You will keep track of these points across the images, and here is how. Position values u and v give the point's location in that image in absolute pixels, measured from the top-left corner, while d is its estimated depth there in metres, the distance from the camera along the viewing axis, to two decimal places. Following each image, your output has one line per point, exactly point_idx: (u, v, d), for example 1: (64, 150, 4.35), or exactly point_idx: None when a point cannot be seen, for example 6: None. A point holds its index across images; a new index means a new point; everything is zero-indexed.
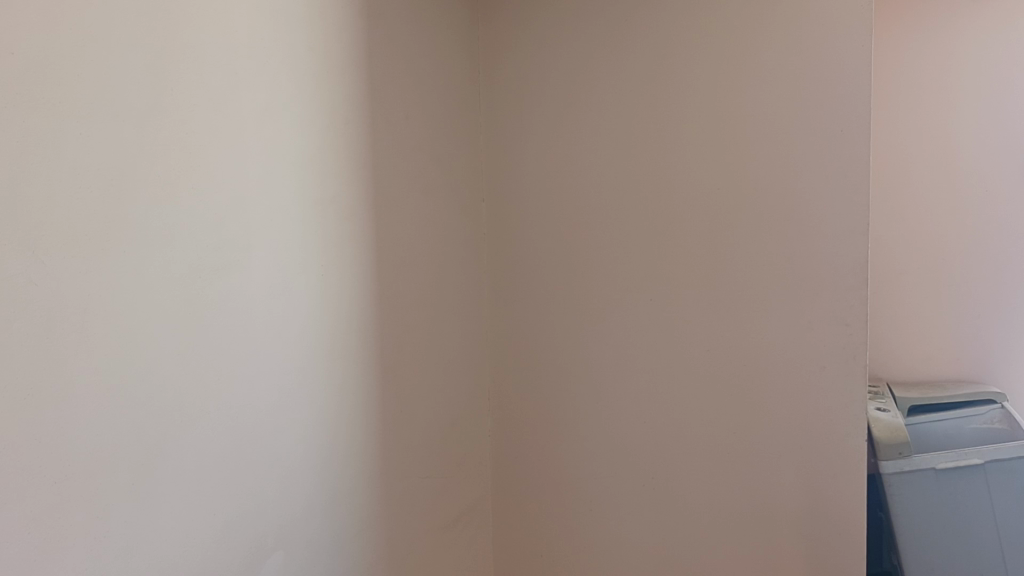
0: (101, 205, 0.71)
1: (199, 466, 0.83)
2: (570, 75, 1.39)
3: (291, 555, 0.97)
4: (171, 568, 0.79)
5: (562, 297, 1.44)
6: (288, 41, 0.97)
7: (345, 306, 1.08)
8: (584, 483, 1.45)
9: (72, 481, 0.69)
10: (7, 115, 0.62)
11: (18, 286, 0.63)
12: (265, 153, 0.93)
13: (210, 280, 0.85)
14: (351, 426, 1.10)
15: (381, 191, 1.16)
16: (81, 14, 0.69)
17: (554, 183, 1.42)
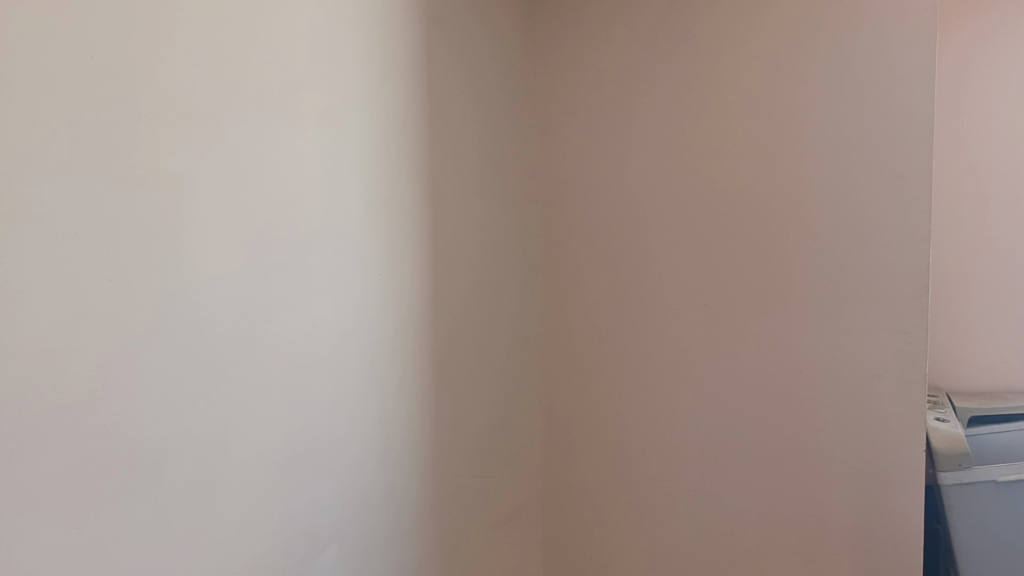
0: (170, 204, 0.74)
1: (259, 459, 0.85)
2: (627, 77, 1.39)
3: (345, 548, 0.98)
4: (231, 556, 0.81)
5: (614, 298, 1.44)
6: (350, 42, 0.98)
7: (402, 304, 1.10)
8: (635, 486, 1.45)
9: (140, 470, 0.71)
10: (84, 117, 0.65)
11: (90, 281, 0.66)
12: (327, 153, 0.95)
13: (272, 278, 0.87)
14: (405, 423, 1.11)
15: (438, 192, 1.18)
16: (154, 19, 0.72)
17: (609, 186, 1.43)
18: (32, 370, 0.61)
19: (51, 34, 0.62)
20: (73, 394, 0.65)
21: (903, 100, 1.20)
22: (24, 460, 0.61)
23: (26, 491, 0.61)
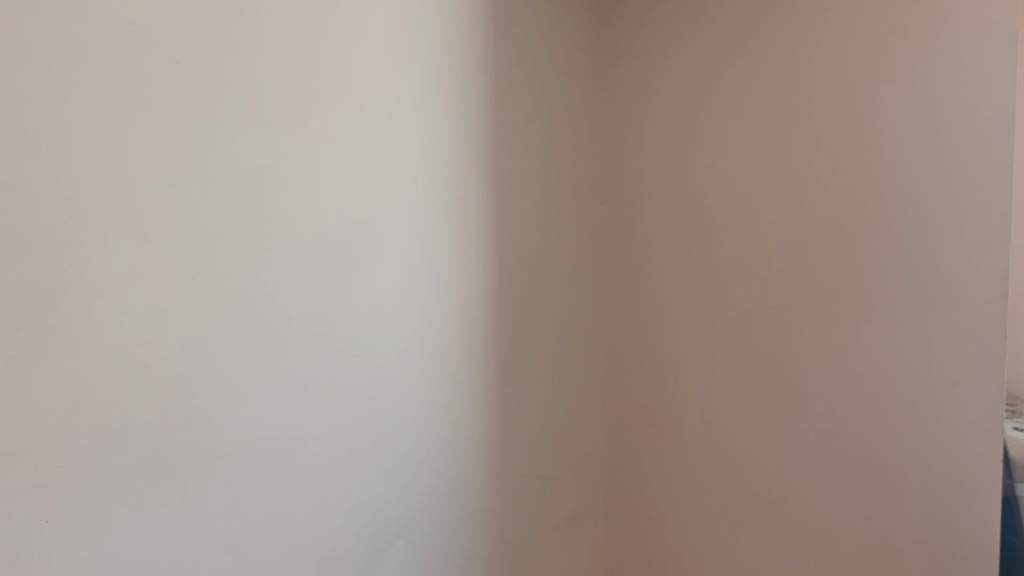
0: (248, 204, 0.76)
1: (331, 453, 0.87)
2: (696, 77, 1.38)
3: (411, 544, 1.00)
4: (303, 548, 0.83)
5: (679, 301, 1.42)
6: (420, 44, 1.00)
7: (468, 303, 1.11)
8: (699, 491, 1.43)
9: (219, 461, 0.74)
10: (169, 120, 0.68)
11: (174, 279, 0.69)
12: (397, 154, 0.96)
13: (343, 276, 0.88)
14: (471, 421, 1.12)
15: (504, 191, 1.18)
16: (235, 24, 0.74)
17: (675, 188, 1.41)
18: (117, 364, 0.65)
19: (138, 40, 0.66)
20: (155, 387, 0.68)
21: (982, 99, 1.17)
22: (107, 451, 0.64)
23: (109, 479, 0.65)
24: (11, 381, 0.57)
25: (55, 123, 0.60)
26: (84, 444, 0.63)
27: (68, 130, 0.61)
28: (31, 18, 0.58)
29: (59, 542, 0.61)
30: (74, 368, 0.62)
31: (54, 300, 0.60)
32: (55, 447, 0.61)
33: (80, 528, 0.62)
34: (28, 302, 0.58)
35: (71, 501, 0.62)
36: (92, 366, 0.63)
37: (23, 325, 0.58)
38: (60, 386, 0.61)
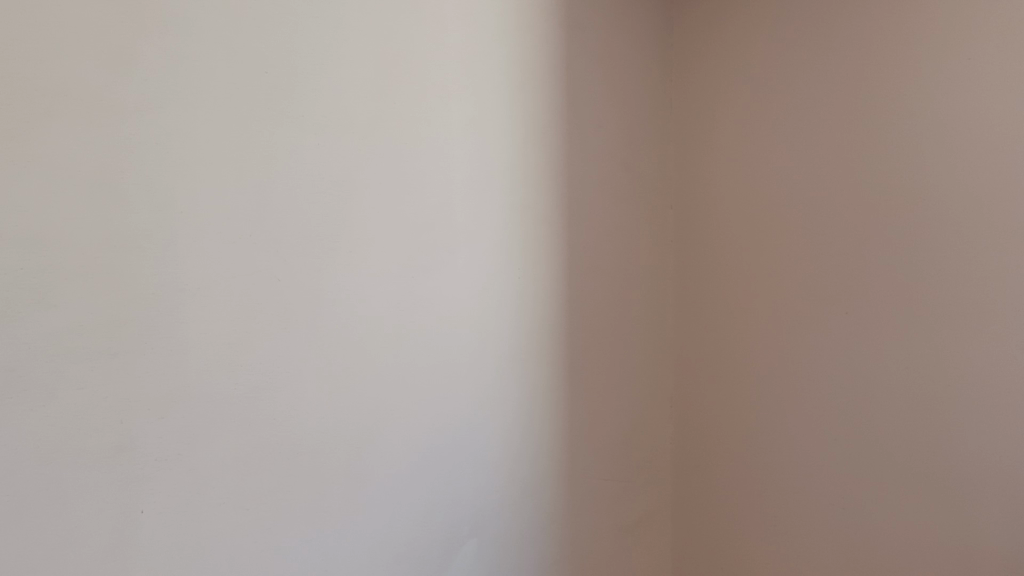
0: (331, 209, 0.79)
1: (406, 452, 0.89)
2: (768, 78, 1.36)
3: (481, 545, 1.01)
4: (379, 545, 0.85)
5: (751, 304, 1.40)
6: (494, 51, 1.02)
7: (539, 307, 1.12)
8: (770, 496, 1.40)
9: (301, 458, 0.77)
10: (260, 130, 0.72)
11: (261, 281, 0.72)
12: (473, 159, 0.98)
13: (420, 279, 0.90)
14: (540, 424, 1.13)
15: (575, 195, 1.18)
16: (320, 36, 0.78)
17: (746, 191, 1.39)
18: (208, 361, 0.69)
19: (230, 52, 0.70)
20: (244, 385, 0.71)
21: None
22: (199, 447, 0.68)
23: (200, 474, 0.68)
24: (109, 378, 0.62)
25: (151, 130, 0.64)
26: (177, 438, 0.67)
27: (164, 138, 0.65)
28: (131, 34, 0.63)
29: (154, 532, 0.65)
30: (169, 367, 0.66)
31: (151, 302, 0.64)
32: (151, 441, 0.65)
33: (173, 520, 0.66)
34: (126, 305, 0.63)
35: (165, 493, 0.66)
36: (185, 365, 0.67)
37: (121, 324, 0.63)
38: (156, 381, 0.65)
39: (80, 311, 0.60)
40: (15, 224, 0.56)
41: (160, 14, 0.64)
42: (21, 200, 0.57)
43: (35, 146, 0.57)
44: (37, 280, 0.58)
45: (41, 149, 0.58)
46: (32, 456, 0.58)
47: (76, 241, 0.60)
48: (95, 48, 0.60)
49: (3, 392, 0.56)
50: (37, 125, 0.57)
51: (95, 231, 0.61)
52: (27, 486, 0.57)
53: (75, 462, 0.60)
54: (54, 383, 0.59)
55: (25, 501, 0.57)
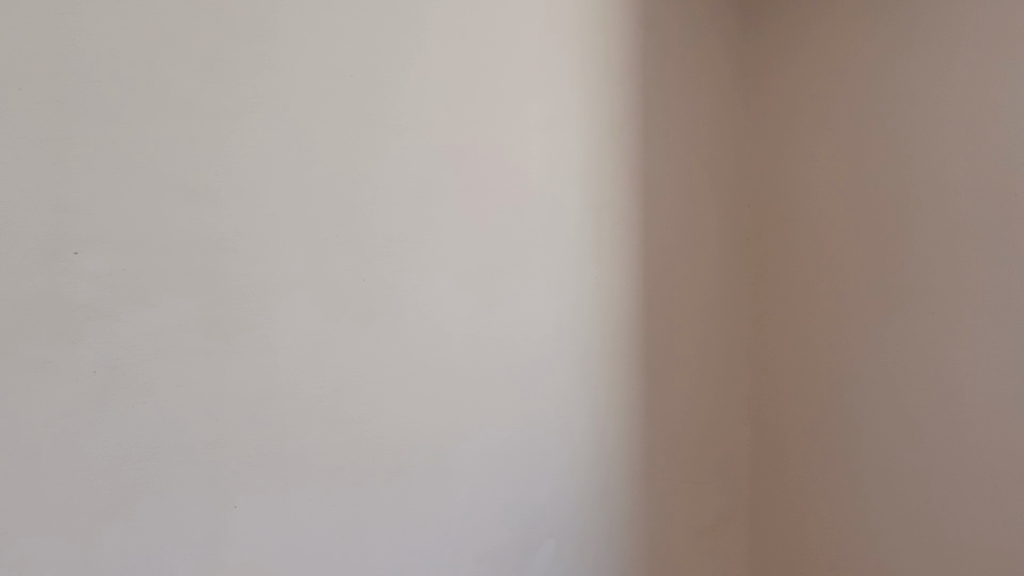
0: (412, 209, 0.80)
1: (485, 450, 0.89)
2: (847, 70, 1.31)
3: (560, 544, 1.02)
4: (459, 541, 0.86)
5: (832, 303, 1.35)
6: (568, 48, 1.01)
7: (614, 305, 1.11)
8: (850, 500, 1.36)
9: (385, 455, 0.78)
10: (343, 133, 0.73)
11: (347, 280, 0.74)
12: (548, 157, 0.98)
13: (498, 278, 0.90)
14: (617, 424, 1.12)
15: (653, 194, 1.17)
16: (400, 39, 0.78)
17: (826, 186, 1.35)
18: (298, 360, 0.70)
19: (315, 57, 0.71)
20: (331, 383, 0.73)
21: None
22: (289, 444, 0.70)
23: (289, 470, 0.70)
24: (204, 376, 0.64)
25: (242, 135, 0.66)
26: (268, 435, 0.68)
27: (255, 142, 0.66)
28: (224, 41, 0.64)
29: (246, 527, 0.67)
30: (260, 366, 0.67)
31: (245, 300, 0.66)
32: (244, 438, 0.67)
33: (265, 516, 0.68)
34: (221, 304, 0.65)
35: (257, 489, 0.68)
36: (275, 363, 0.69)
37: (217, 323, 0.64)
38: (247, 379, 0.67)
39: (178, 311, 0.62)
40: (119, 227, 0.59)
41: (247, 21, 0.66)
42: (124, 203, 0.59)
43: (136, 152, 0.59)
44: (138, 281, 0.60)
45: (142, 154, 0.60)
46: (134, 451, 0.60)
47: (174, 243, 0.62)
48: (189, 55, 0.62)
49: (107, 390, 0.58)
50: (138, 131, 0.59)
51: (193, 233, 0.63)
52: (129, 480, 0.60)
53: (173, 457, 0.62)
54: (154, 380, 0.61)
55: (127, 495, 0.60)
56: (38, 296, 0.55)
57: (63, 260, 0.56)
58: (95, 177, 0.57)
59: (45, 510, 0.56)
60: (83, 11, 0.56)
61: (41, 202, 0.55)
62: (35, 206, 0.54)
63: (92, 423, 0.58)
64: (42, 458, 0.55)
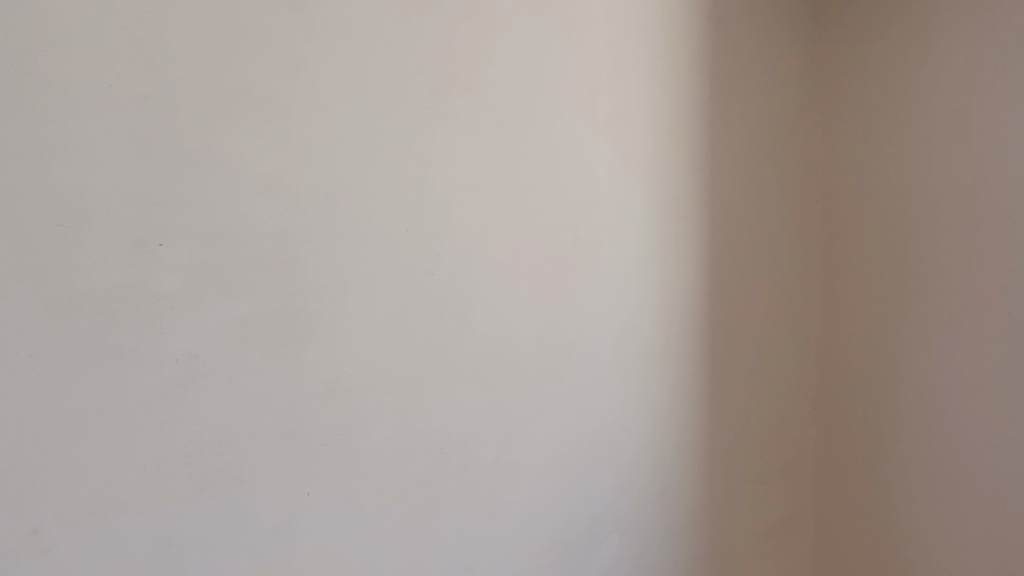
0: (479, 204, 0.81)
1: (551, 445, 0.90)
2: (921, 65, 1.28)
3: (622, 541, 1.02)
4: (523, 535, 0.87)
5: (903, 303, 1.32)
6: (637, 45, 1.01)
7: (680, 302, 1.10)
8: (920, 504, 1.32)
9: (453, 447, 0.79)
10: (413, 130, 0.74)
11: (416, 275, 0.75)
12: (615, 154, 0.98)
13: (565, 274, 0.91)
14: (681, 423, 1.12)
15: (720, 191, 1.16)
16: (471, 38, 0.79)
17: (898, 184, 1.32)
18: (370, 352, 0.72)
19: (388, 56, 0.72)
20: (401, 376, 0.74)
21: None
22: (360, 434, 0.71)
23: (359, 460, 0.72)
24: (281, 365, 0.66)
25: (319, 132, 0.67)
26: (341, 425, 0.70)
27: (332, 138, 0.68)
28: (303, 40, 0.66)
29: (319, 514, 0.69)
30: (333, 358, 0.69)
31: (319, 293, 0.68)
32: (318, 427, 0.68)
33: (337, 504, 0.70)
34: (297, 296, 0.66)
35: (329, 477, 0.69)
36: (348, 355, 0.70)
37: (293, 315, 0.66)
38: (321, 370, 0.68)
39: (257, 301, 0.64)
40: (201, 220, 0.60)
41: (325, 22, 0.67)
42: (207, 198, 0.61)
43: (218, 147, 0.61)
44: (219, 273, 0.62)
45: (224, 150, 0.62)
46: (215, 437, 0.62)
47: (254, 236, 0.64)
48: (269, 53, 0.64)
49: (189, 377, 0.60)
50: (221, 127, 0.61)
51: (271, 227, 0.64)
52: (210, 465, 0.62)
53: (250, 444, 0.64)
54: (234, 368, 0.63)
55: (206, 481, 0.62)
56: (125, 286, 0.57)
57: (147, 252, 0.58)
58: (179, 172, 0.59)
59: (130, 492, 0.58)
60: (171, 12, 0.58)
61: (130, 196, 0.57)
62: (122, 198, 0.57)
63: (175, 409, 0.60)
64: (127, 441, 0.57)
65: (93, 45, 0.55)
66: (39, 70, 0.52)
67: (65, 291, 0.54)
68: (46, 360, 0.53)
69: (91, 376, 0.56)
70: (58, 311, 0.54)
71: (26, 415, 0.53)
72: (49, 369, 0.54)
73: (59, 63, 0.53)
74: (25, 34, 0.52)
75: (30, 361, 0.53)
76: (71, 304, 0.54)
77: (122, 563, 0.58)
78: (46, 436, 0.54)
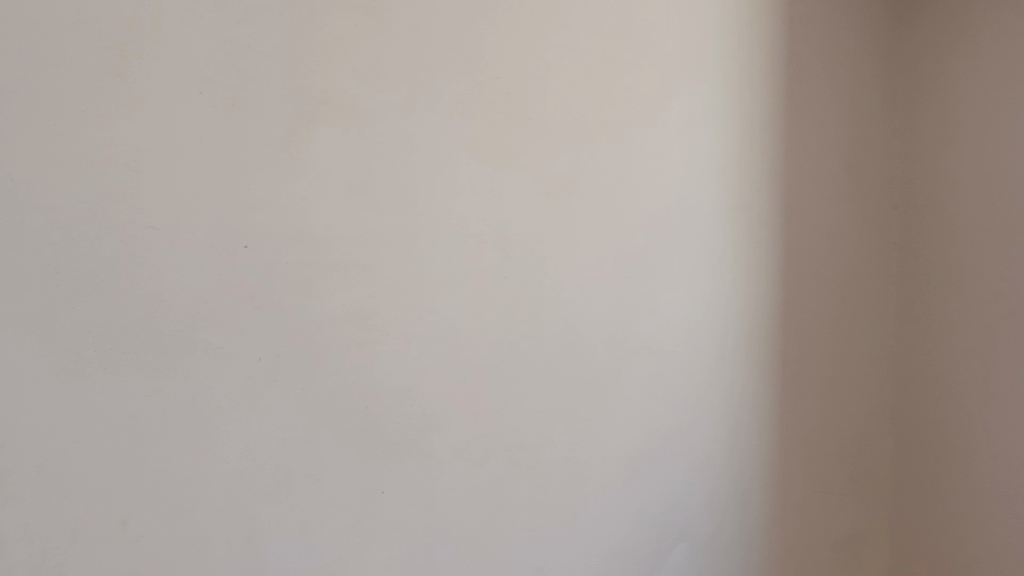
0: (551, 208, 0.81)
1: (621, 450, 0.90)
2: (1006, 65, 1.23)
3: (692, 548, 1.01)
4: (592, 540, 0.87)
5: (984, 311, 1.28)
6: (711, 47, 1.00)
7: (753, 308, 1.08)
8: (999, 520, 1.28)
9: (524, 450, 0.80)
10: (488, 135, 0.75)
11: (488, 276, 0.76)
12: (687, 157, 0.97)
13: (637, 279, 0.90)
14: (753, 430, 1.10)
15: (795, 195, 1.14)
16: (544, 42, 0.80)
17: (980, 188, 1.27)
18: (442, 353, 0.73)
19: (464, 62, 0.73)
20: (472, 378, 0.75)
21: None
22: (432, 435, 0.72)
23: (432, 461, 0.73)
24: (356, 365, 0.67)
25: (396, 137, 0.68)
26: (413, 425, 0.71)
27: (407, 142, 0.69)
28: (381, 46, 0.67)
29: (392, 512, 0.70)
30: (407, 358, 0.70)
31: (395, 295, 0.69)
32: (393, 427, 0.69)
33: (410, 503, 0.71)
34: (373, 299, 0.68)
35: (403, 476, 0.71)
36: (422, 356, 0.71)
37: (369, 317, 0.67)
38: (396, 370, 0.69)
39: (335, 303, 0.65)
40: (284, 223, 0.62)
41: (403, 28, 0.69)
42: (289, 201, 0.62)
43: (300, 152, 0.63)
44: (300, 273, 0.63)
45: (303, 154, 0.63)
46: (295, 435, 0.64)
47: (331, 239, 0.65)
48: (350, 60, 0.65)
49: (271, 375, 0.62)
50: (303, 132, 0.63)
51: (348, 230, 0.66)
52: (289, 462, 0.63)
53: (327, 442, 0.65)
54: (312, 367, 0.64)
55: (285, 477, 0.63)
56: (213, 286, 0.59)
57: (234, 253, 0.60)
58: (263, 176, 0.61)
59: (215, 486, 0.60)
60: (254, 20, 0.60)
61: (216, 199, 0.59)
62: (210, 201, 0.58)
63: (256, 406, 0.61)
64: (211, 437, 0.59)
65: (186, 52, 0.57)
66: (132, 78, 0.55)
67: (155, 290, 0.56)
68: (138, 356, 0.56)
69: (179, 373, 0.58)
70: (149, 309, 0.56)
71: (119, 410, 0.55)
72: (140, 365, 0.56)
73: (151, 72, 0.55)
74: (122, 43, 0.54)
75: (125, 357, 0.55)
76: (162, 303, 0.57)
77: (205, 554, 0.60)
78: (137, 430, 0.56)
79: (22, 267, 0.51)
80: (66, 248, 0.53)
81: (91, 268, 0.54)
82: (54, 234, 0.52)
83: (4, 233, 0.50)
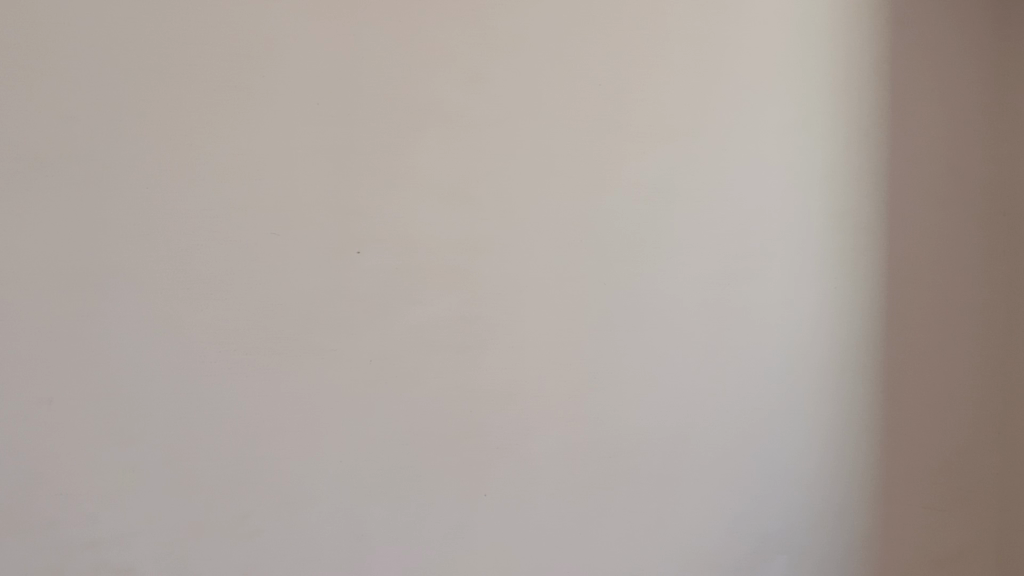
0: (651, 215, 0.81)
1: (717, 459, 0.88)
2: None
3: (790, 561, 0.98)
4: (688, 548, 0.86)
5: None
6: (812, 51, 0.98)
7: (853, 316, 1.05)
8: None
9: (621, 457, 0.79)
10: (588, 142, 0.75)
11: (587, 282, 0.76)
12: (785, 162, 0.95)
13: (734, 286, 0.89)
14: (854, 441, 1.07)
15: (897, 200, 1.10)
16: (643, 48, 0.80)
17: None
18: (542, 358, 0.73)
19: (565, 70, 0.73)
20: (571, 383, 0.75)
21: None
22: (531, 440, 0.73)
23: (531, 465, 0.73)
24: (459, 369, 0.68)
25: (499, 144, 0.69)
26: (514, 429, 0.72)
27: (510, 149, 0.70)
28: (486, 57, 0.68)
29: (493, 515, 0.71)
30: (507, 363, 0.71)
31: (498, 300, 0.70)
32: (494, 430, 0.70)
33: (510, 506, 0.72)
34: (477, 302, 0.69)
35: (503, 480, 0.71)
36: (523, 361, 0.72)
37: (472, 321, 0.68)
38: (497, 375, 0.70)
39: (441, 307, 0.66)
40: (393, 229, 0.64)
41: (507, 39, 0.70)
42: (397, 207, 0.64)
43: (408, 159, 0.64)
44: (407, 278, 0.64)
45: (410, 161, 0.64)
46: (401, 436, 0.65)
47: (437, 244, 0.66)
48: (456, 70, 0.67)
49: (380, 377, 0.64)
50: (410, 139, 0.64)
51: (452, 235, 0.67)
52: (396, 462, 0.65)
53: (431, 444, 0.66)
54: (418, 371, 0.65)
55: (391, 477, 0.64)
56: (325, 291, 0.61)
57: (346, 259, 0.61)
58: (373, 182, 0.62)
59: (326, 484, 0.61)
60: (368, 32, 0.62)
61: (330, 206, 0.61)
62: (323, 207, 0.60)
63: (366, 407, 0.63)
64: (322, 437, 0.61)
65: (304, 64, 0.59)
66: (254, 90, 0.57)
67: (271, 293, 0.58)
68: (257, 358, 0.58)
69: (294, 374, 0.60)
70: (267, 313, 0.58)
71: (239, 409, 0.57)
72: (259, 366, 0.58)
73: (272, 83, 0.58)
74: (246, 56, 0.57)
75: (245, 358, 0.58)
76: (279, 307, 0.59)
77: (316, 551, 0.61)
78: (254, 428, 0.58)
79: (150, 271, 0.54)
80: (191, 253, 0.55)
81: (214, 273, 0.56)
82: (181, 240, 0.55)
83: (136, 239, 0.53)
